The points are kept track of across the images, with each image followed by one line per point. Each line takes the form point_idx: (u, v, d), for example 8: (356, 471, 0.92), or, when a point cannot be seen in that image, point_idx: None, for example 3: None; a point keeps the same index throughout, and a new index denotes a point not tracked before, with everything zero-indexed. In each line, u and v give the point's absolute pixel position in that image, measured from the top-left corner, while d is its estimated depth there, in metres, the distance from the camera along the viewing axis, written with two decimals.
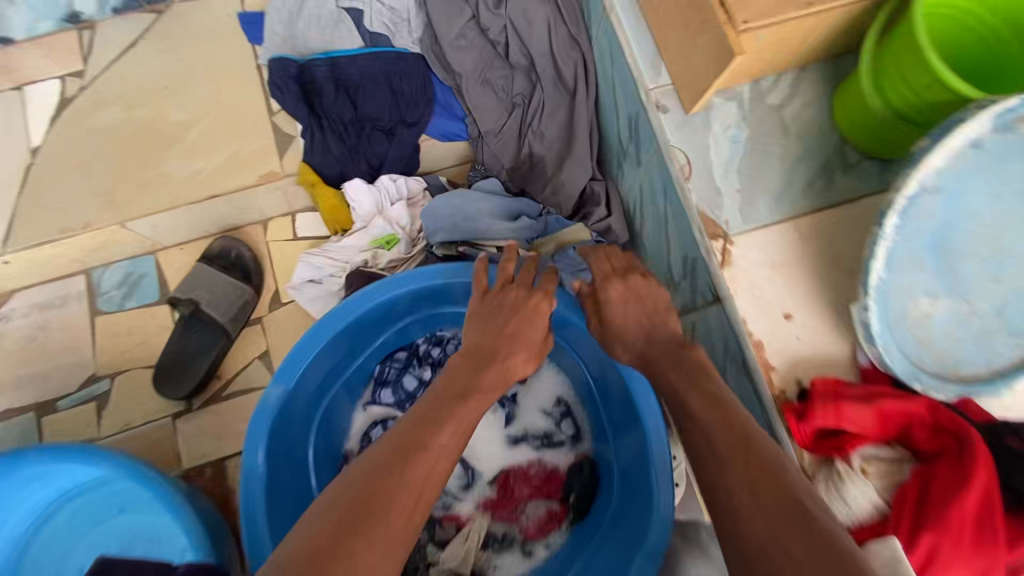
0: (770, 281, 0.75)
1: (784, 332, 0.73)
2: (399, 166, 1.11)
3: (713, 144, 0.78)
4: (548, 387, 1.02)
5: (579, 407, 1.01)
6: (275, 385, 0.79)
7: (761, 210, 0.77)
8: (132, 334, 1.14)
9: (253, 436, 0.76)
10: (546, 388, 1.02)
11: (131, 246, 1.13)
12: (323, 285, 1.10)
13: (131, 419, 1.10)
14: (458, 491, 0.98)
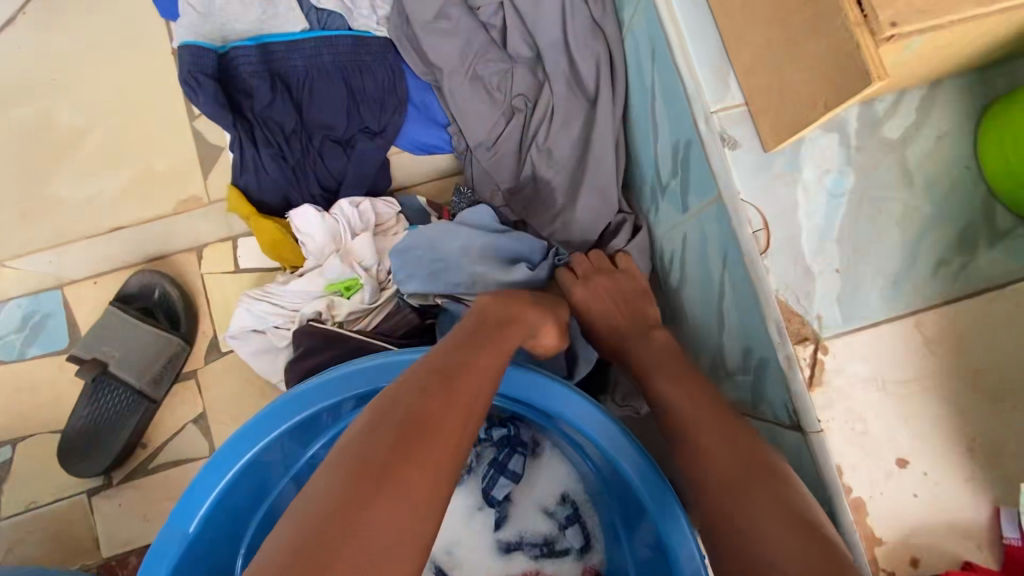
0: (880, 407, 0.51)
1: (899, 485, 0.50)
2: (362, 187, 0.86)
3: (803, 200, 0.53)
4: (550, 480, 0.80)
5: (588, 506, 0.79)
6: (183, 512, 0.62)
7: (869, 298, 0.53)
8: (37, 390, 0.92)
9: (151, 573, 0.60)
10: (548, 482, 0.80)
11: (29, 282, 0.90)
12: (269, 336, 0.87)
13: (37, 495, 0.89)
14: None
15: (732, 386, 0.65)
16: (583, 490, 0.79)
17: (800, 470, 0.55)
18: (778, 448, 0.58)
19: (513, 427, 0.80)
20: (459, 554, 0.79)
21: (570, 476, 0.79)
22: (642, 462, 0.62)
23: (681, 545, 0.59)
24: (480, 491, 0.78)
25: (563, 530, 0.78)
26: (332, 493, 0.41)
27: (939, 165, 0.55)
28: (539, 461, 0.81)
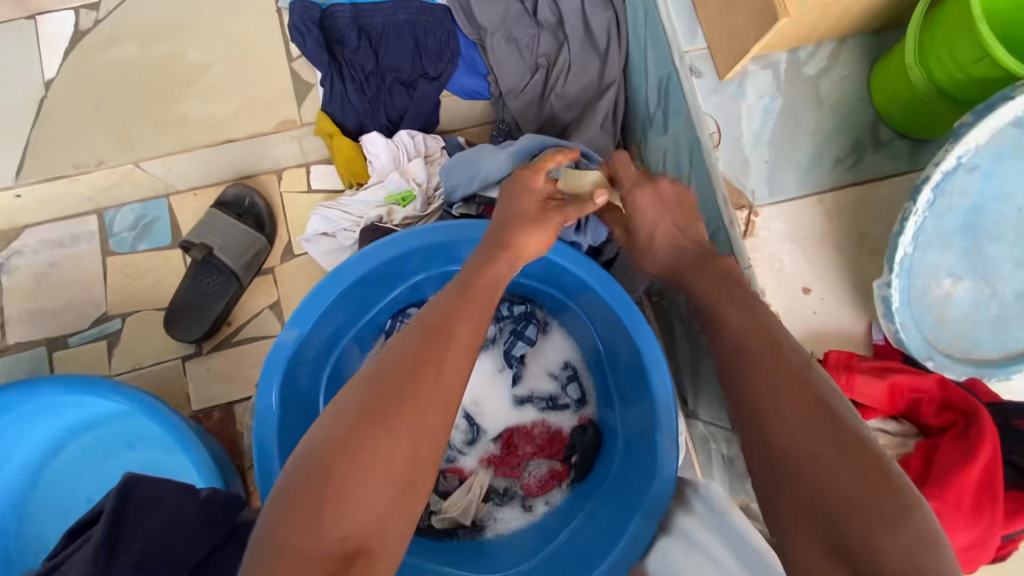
0: (792, 254, 0.74)
1: (802, 305, 0.73)
2: (417, 123, 1.09)
3: (745, 113, 0.78)
4: (556, 351, 1.03)
5: (585, 371, 1.02)
6: (290, 329, 0.81)
7: (788, 182, 0.76)
8: (144, 276, 1.13)
9: (268, 374, 0.79)
10: (555, 352, 1.03)
11: (144, 189, 1.12)
12: (337, 239, 1.09)
13: (141, 358, 1.11)
14: (463, 446, 1.00)
15: None
16: (582, 357, 1.02)
17: None
18: None
19: (530, 306, 1.03)
20: (482, 404, 1.02)
21: (571, 348, 1.03)
22: (625, 304, 0.82)
23: (659, 364, 0.79)
24: (502, 354, 1.02)
25: (564, 388, 1.01)
26: (356, 404, 0.55)
27: (842, 96, 0.79)
28: (549, 336, 1.04)
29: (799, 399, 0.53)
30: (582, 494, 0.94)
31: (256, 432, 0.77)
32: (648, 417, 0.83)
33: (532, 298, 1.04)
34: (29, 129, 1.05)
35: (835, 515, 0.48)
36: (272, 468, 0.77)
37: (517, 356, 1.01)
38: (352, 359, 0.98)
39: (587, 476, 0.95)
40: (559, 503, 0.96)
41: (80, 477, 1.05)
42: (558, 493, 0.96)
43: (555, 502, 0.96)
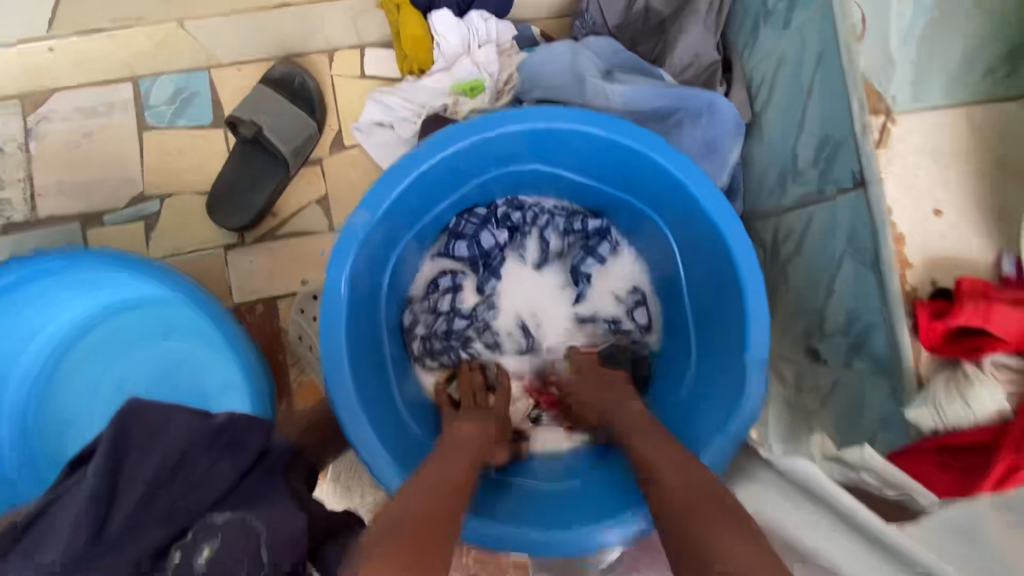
0: (926, 170, 0.66)
1: (929, 228, 0.66)
2: (492, 3, 0.96)
3: (896, 4, 0.66)
4: (625, 272, 0.98)
5: (655, 298, 0.97)
6: (362, 210, 0.75)
7: (934, 88, 0.67)
8: (183, 156, 1.05)
9: (341, 253, 0.74)
10: (625, 274, 0.98)
11: (185, 57, 1.01)
12: (395, 130, 1.01)
13: (181, 244, 1.05)
14: (514, 353, 0.97)
15: (799, 182, 0.82)
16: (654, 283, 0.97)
17: (852, 225, 0.72)
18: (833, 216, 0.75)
19: (605, 222, 0.97)
20: (541, 315, 0.98)
21: (641, 270, 0.98)
22: (724, 212, 0.76)
23: (756, 285, 0.74)
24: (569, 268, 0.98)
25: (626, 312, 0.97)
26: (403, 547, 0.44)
27: None
28: (618, 254, 0.98)
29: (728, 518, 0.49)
30: None
31: (322, 315, 0.73)
32: (732, 343, 0.79)
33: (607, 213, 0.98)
34: None
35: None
36: (340, 362, 0.73)
37: (585, 273, 0.96)
38: (415, 253, 0.94)
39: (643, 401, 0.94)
40: None
41: (101, 367, 0.99)
42: None
43: None
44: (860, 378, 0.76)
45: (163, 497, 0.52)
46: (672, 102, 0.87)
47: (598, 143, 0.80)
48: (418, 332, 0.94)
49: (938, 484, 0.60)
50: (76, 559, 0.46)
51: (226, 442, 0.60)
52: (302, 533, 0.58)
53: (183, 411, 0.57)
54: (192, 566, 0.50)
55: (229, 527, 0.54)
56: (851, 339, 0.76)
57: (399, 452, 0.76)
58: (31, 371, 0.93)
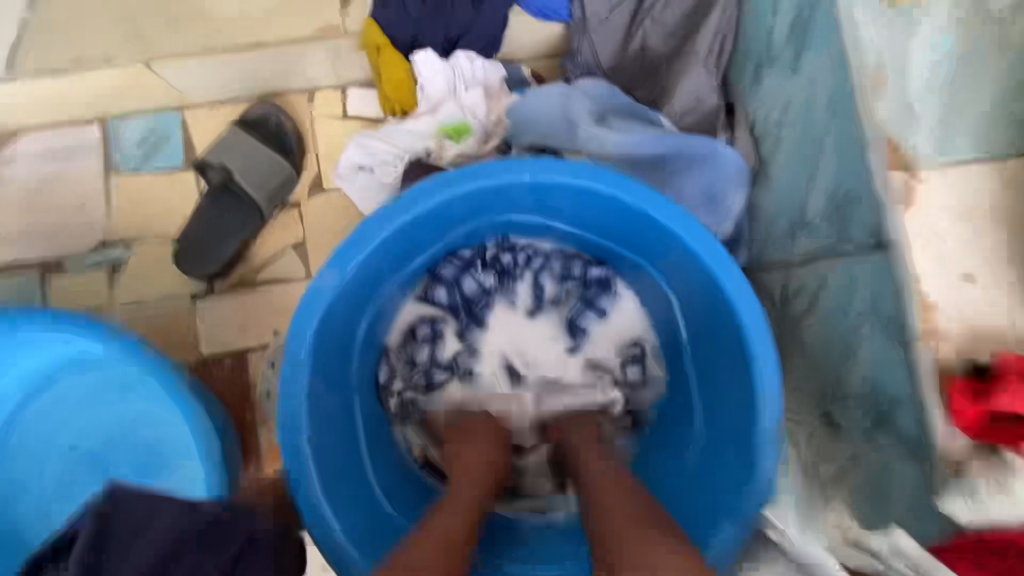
0: (957, 231, 0.59)
1: (963, 296, 0.59)
2: (479, 44, 0.93)
3: (916, 52, 0.61)
4: (624, 321, 0.91)
5: (654, 352, 0.89)
6: (331, 269, 0.68)
7: (962, 142, 0.60)
8: (152, 200, 0.99)
9: (305, 313, 0.67)
10: (626, 323, 0.91)
11: (156, 98, 0.96)
12: (375, 174, 0.95)
13: (146, 293, 0.98)
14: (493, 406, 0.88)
15: (809, 234, 0.75)
16: (654, 335, 0.90)
17: (873, 285, 0.64)
18: (850, 275, 0.68)
19: (607, 270, 0.88)
20: (531, 364, 0.90)
21: (642, 319, 0.90)
22: (729, 269, 0.69)
23: (768, 358, 0.67)
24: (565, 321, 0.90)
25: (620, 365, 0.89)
26: None
27: None
28: (618, 302, 0.91)
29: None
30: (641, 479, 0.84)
31: (284, 382, 0.66)
32: (742, 417, 0.71)
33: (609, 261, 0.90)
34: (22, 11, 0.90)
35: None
36: (298, 440, 0.66)
37: (584, 326, 0.89)
38: (395, 298, 0.86)
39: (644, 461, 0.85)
40: None
41: (57, 424, 0.90)
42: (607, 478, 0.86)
43: None
44: (880, 460, 0.67)
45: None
46: (669, 150, 0.80)
47: (593, 196, 0.73)
48: (395, 387, 0.86)
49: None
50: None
51: (212, 538, 0.54)
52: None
53: (173, 503, 0.56)
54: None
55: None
56: (873, 414, 0.68)
57: (366, 541, 0.69)
58: None
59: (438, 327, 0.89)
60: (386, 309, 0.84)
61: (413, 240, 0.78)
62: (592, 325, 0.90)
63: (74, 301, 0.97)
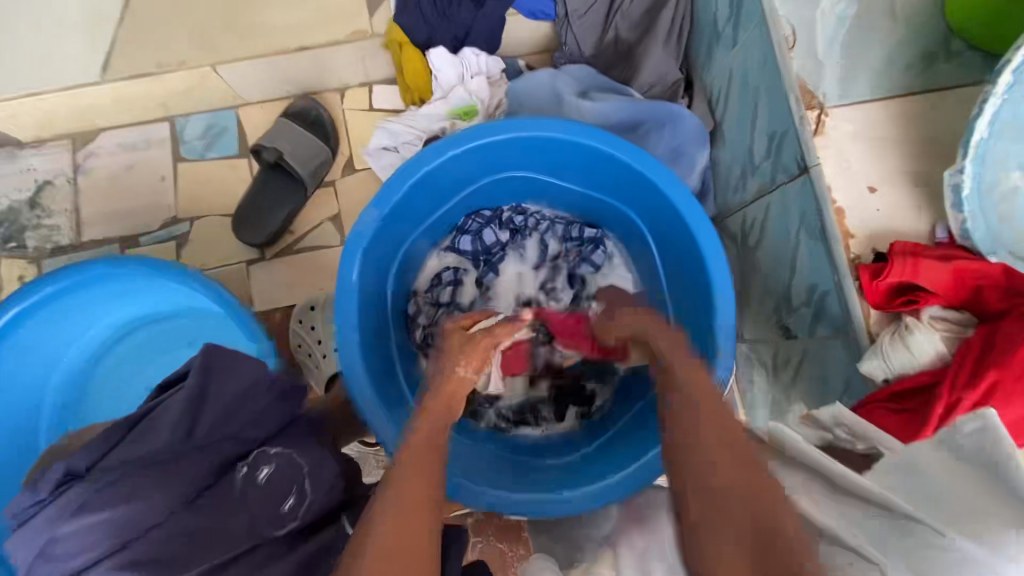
0: (859, 154, 0.76)
1: (866, 204, 0.75)
2: (482, 41, 1.11)
3: (820, 20, 0.79)
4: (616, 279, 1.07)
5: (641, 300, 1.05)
6: (370, 210, 0.84)
7: (860, 85, 0.78)
8: (212, 183, 1.18)
9: (351, 247, 0.83)
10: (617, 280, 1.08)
11: (215, 97, 1.16)
12: (399, 152, 1.14)
13: (207, 260, 1.16)
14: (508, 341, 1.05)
15: (756, 176, 0.92)
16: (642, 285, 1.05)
17: (802, 205, 0.80)
18: (785, 202, 0.85)
19: (599, 230, 1.07)
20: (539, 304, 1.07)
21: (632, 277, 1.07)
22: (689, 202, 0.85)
23: (723, 272, 0.83)
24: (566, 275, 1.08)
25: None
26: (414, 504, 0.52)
27: (916, 5, 0.79)
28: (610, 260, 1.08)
29: (740, 456, 0.50)
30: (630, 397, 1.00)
31: (337, 302, 0.82)
32: (705, 321, 0.86)
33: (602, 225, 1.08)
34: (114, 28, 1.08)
35: (772, 527, 0.44)
36: (349, 342, 0.82)
37: (581, 278, 1.07)
38: (421, 249, 1.05)
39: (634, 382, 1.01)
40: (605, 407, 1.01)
41: (137, 367, 1.08)
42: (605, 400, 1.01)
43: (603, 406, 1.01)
44: (822, 343, 0.82)
45: (236, 421, 0.68)
46: (640, 116, 0.98)
47: (582, 150, 0.90)
48: (421, 320, 1.03)
49: (894, 426, 0.68)
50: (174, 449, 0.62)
51: (280, 392, 0.73)
52: (337, 475, 0.72)
53: (251, 362, 0.72)
54: (255, 479, 0.65)
55: (280, 458, 0.69)
56: (813, 309, 0.83)
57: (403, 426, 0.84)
58: (71, 372, 1.04)
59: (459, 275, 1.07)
60: (414, 257, 1.03)
61: (434, 195, 0.96)
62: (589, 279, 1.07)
63: None
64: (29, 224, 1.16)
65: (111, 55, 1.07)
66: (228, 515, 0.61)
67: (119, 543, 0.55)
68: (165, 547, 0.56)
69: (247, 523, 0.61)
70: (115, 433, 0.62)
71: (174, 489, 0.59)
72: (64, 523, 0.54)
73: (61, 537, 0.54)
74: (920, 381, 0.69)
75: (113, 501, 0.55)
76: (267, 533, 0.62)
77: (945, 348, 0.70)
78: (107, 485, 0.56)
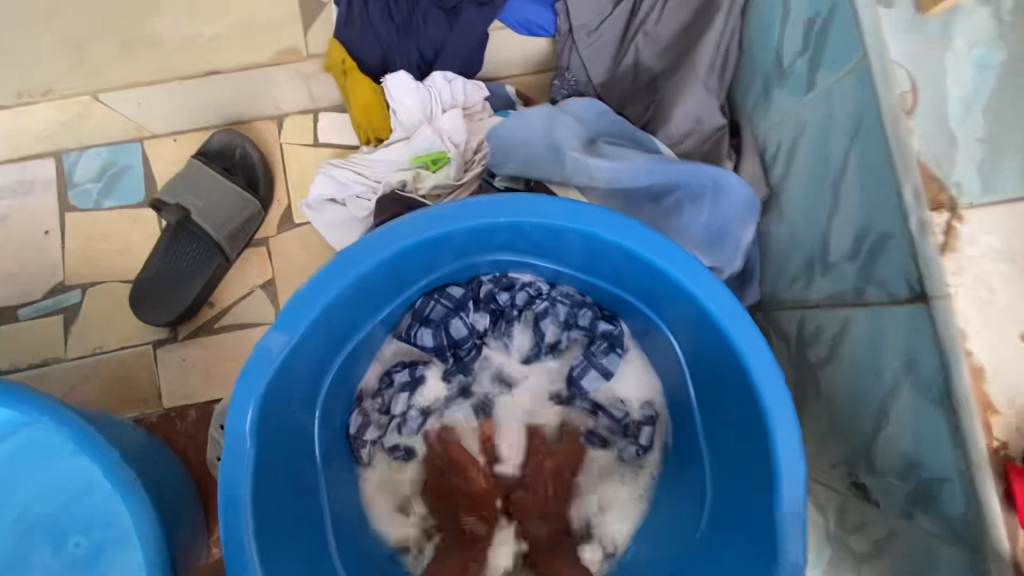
0: (1008, 279, 0.50)
1: (1018, 359, 0.49)
2: (458, 64, 0.84)
3: (954, 69, 0.52)
4: (637, 382, 0.79)
5: (665, 422, 0.78)
6: (280, 329, 0.59)
7: (1014, 173, 0.50)
8: (110, 240, 0.92)
9: (250, 386, 0.58)
10: (634, 386, 0.80)
11: (110, 129, 0.89)
12: (347, 207, 0.87)
13: (103, 340, 0.90)
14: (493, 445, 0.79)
15: (831, 277, 0.66)
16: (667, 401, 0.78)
17: (914, 348, 0.55)
18: (884, 332, 0.58)
19: (618, 325, 0.77)
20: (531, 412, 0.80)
21: (655, 381, 0.79)
22: (742, 320, 0.60)
23: (790, 440, 0.58)
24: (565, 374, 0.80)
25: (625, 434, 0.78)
26: None
27: None
28: (626, 362, 0.80)
29: None
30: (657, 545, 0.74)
31: (229, 465, 0.57)
32: (758, 497, 0.62)
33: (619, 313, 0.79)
34: None
35: None
36: (246, 533, 0.56)
37: (584, 386, 0.78)
38: (370, 350, 0.75)
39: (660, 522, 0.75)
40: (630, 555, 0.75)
41: (10, 485, 0.80)
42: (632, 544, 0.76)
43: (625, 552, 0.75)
44: (925, 539, 0.57)
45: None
46: (670, 181, 0.71)
47: (598, 243, 0.64)
48: (368, 437, 0.75)
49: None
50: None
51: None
52: None
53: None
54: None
55: None
56: (910, 487, 0.58)
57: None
58: None
59: (421, 371, 0.77)
60: (359, 359, 0.74)
61: (382, 288, 0.68)
62: (594, 387, 0.78)
63: (24, 351, 0.90)
64: None
65: None
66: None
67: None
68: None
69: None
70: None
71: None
72: None
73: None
74: None
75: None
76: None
77: None
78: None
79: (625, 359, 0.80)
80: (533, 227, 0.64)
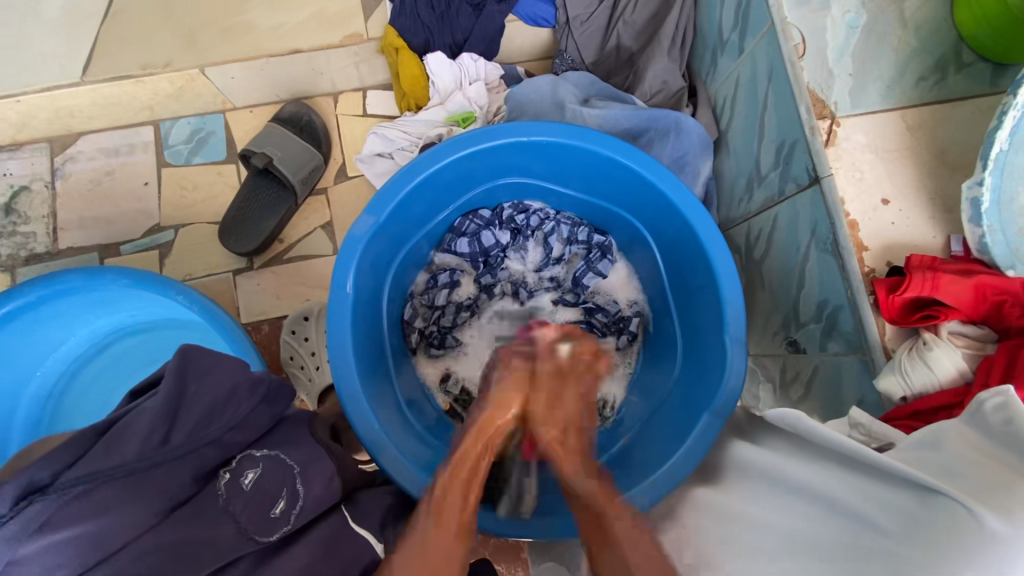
0: (872, 165, 0.74)
1: (880, 216, 0.73)
2: (481, 47, 1.09)
3: (830, 27, 0.77)
4: (622, 286, 1.03)
5: (648, 314, 1.02)
6: (366, 216, 0.80)
7: (871, 95, 0.76)
8: (198, 189, 1.13)
9: (346, 257, 0.79)
10: (623, 288, 1.03)
11: (203, 101, 1.12)
12: (394, 159, 1.09)
13: (192, 270, 1.11)
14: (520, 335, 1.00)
15: (764, 187, 0.89)
16: (646, 296, 1.02)
17: (813, 219, 0.78)
18: (796, 215, 0.82)
19: (607, 238, 1.01)
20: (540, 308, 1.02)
21: (633, 282, 1.03)
22: (696, 208, 0.81)
23: (734, 290, 0.79)
24: (571, 278, 1.02)
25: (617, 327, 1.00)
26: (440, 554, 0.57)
27: (927, 15, 0.78)
28: (615, 269, 1.03)
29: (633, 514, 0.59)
30: (641, 401, 0.95)
31: (333, 314, 0.77)
32: (712, 340, 0.83)
33: (608, 231, 1.02)
34: (63, 23, 1.04)
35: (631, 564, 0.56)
36: (346, 360, 0.77)
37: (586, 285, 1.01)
38: (418, 256, 0.99)
39: (643, 386, 0.97)
40: (625, 414, 0.97)
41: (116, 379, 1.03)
42: (627, 406, 0.97)
43: (622, 413, 0.97)
44: (836, 360, 0.78)
45: (217, 425, 0.64)
46: (644, 123, 0.96)
47: (594, 157, 0.86)
48: (417, 324, 0.98)
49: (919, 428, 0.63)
50: (147, 458, 0.58)
51: (265, 394, 0.70)
52: (329, 478, 0.68)
53: (232, 360, 0.68)
54: (239, 487, 0.62)
55: (267, 460, 0.66)
56: (824, 324, 0.80)
57: (414, 456, 0.78)
58: (46, 386, 0.98)
59: (458, 275, 1.00)
60: (410, 262, 0.97)
61: (433, 200, 0.91)
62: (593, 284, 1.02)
63: None
64: (3, 231, 1.10)
65: (92, 57, 1.03)
66: (212, 527, 0.59)
67: (100, 556, 0.54)
68: (139, 565, 0.54)
69: (237, 531, 0.60)
70: (85, 438, 0.58)
71: (148, 503, 0.57)
72: (22, 545, 0.51)
73: (22, 558, 0.51)
74: (920, 408, 0.65)
75: (85, 515, 0.53)
76: (257, 539, 0.60)
77: (965, 368, 0.65)
78: (71, 499, 0.53)
79: (614, 266, 1.03)
80: (543, 146, 0.86)
